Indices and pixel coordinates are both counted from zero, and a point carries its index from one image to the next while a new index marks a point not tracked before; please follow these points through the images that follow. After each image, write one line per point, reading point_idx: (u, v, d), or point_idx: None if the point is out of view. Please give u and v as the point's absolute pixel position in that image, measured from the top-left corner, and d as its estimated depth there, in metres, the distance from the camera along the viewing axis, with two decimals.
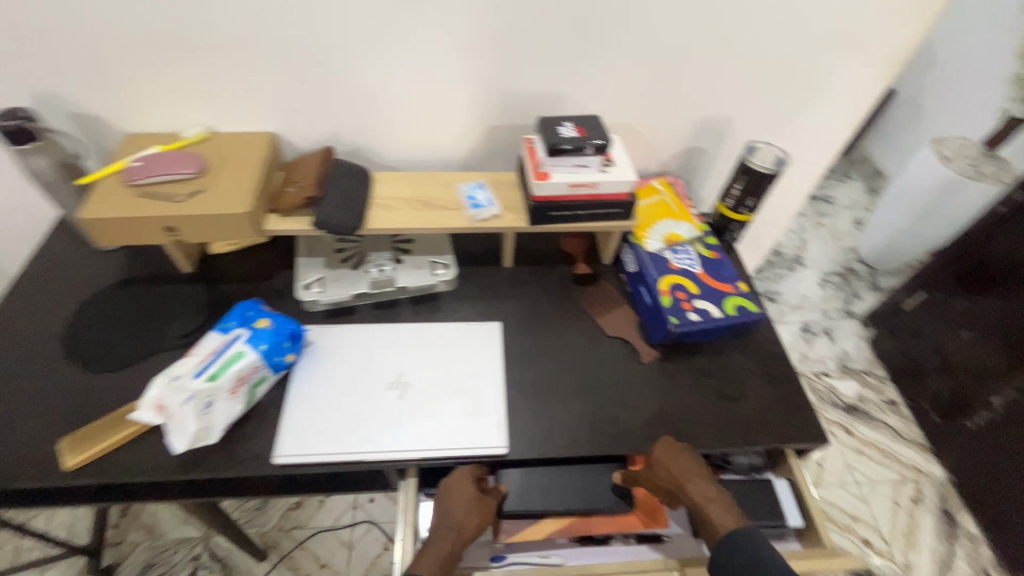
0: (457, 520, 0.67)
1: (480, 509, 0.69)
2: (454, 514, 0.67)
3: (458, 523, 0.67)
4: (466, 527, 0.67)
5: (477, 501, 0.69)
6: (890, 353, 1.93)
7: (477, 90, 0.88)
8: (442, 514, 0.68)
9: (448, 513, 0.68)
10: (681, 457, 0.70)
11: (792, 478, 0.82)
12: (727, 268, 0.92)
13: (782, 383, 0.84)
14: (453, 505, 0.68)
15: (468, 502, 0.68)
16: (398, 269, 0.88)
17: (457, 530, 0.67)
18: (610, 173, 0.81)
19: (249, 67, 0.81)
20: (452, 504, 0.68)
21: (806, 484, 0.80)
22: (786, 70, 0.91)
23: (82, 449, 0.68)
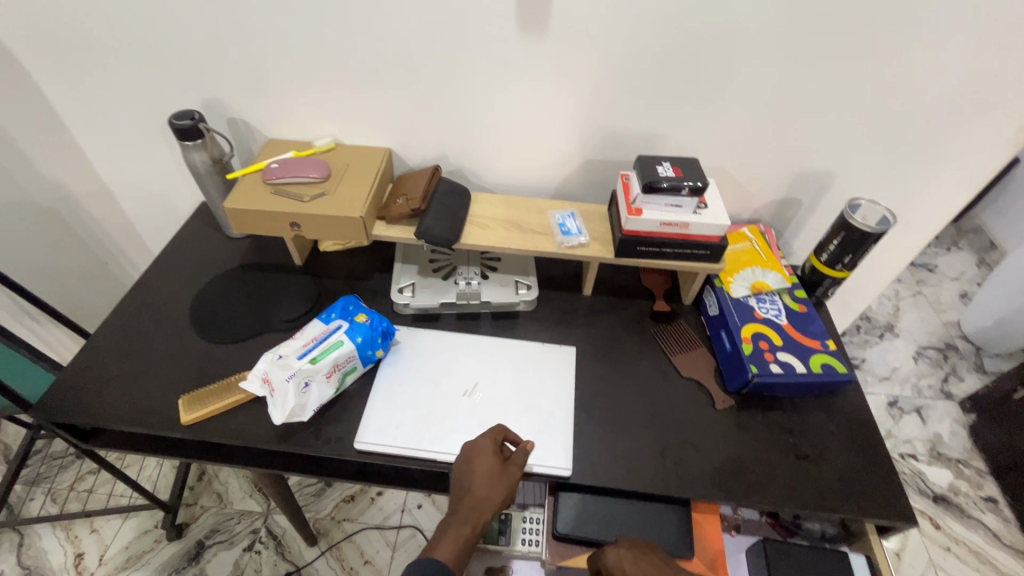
0: (479, 496, 0.68)
1: (501, 483, 0.68)
2: (474, 493, 0.68)
3: (479, 501, 0.68)
4: (488, 505, 0.68)
5: (496, 476, 0.69)
6: (992, 444, 1.73)
7: (580, 125, 0.93)
8: (463, 490, 0.69)
9: (469, 492, 0.68)
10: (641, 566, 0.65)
11: (872, 557, 0.76)
12: (816, 324, 0.89)
13: (868, 452, 0.79)
14: (472, 482, 0.68)
15: (488, 482, 0.68)
16: (484, 284, 0.93)
17: (479, 507, 0.68)
18: (703, 214, 0.82)
19: (380, 90, 0.91)
20: (471, 480, 0.69)
21: (887, 567, 0.74)
22: (900, 129, 0.88)
23: (196, 407, 0.77)
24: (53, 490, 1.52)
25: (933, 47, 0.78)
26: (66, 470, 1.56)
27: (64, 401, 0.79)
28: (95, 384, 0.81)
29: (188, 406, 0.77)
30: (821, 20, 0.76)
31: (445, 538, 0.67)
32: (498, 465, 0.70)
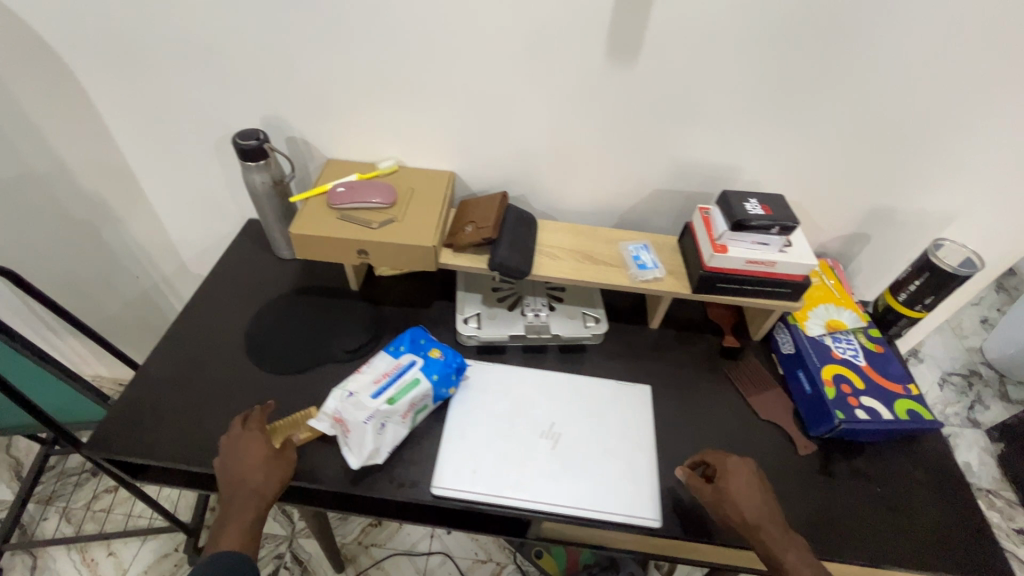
0: (259, 478, 0.67)
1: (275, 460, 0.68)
2: (241, 474, 0.67)
3: (255, 484, 0.66)
4: (269, 485, 0.67)
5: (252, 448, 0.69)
6: (1022, 475, 1.73)
7: (654, 154, 0.90)
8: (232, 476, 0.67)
9: (250, 477, 0.67)
10: (757, 491, 0.69)
11: None
12: (895, 366, 0.86)
13: (957, 504, 0.76)
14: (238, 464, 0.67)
15: (259, 461, 0.68)
16: (552, 316, 0.90)
17: (258, 489, 0.66)
18: (790, 253, 0.80)
19: (451, 113, 0.88)
20: (241, 464, 0.67)
21: None
22: (982, 169, 0.87)
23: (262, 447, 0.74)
24: (67, 509, 1.46)
25: None
26: (82, 488, 1.50)
27: (120, 437, 0.74)
28: (150, 418, 0.77)
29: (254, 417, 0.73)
30: (923, 58, 0.74)
31: (230, 527, 0.64)
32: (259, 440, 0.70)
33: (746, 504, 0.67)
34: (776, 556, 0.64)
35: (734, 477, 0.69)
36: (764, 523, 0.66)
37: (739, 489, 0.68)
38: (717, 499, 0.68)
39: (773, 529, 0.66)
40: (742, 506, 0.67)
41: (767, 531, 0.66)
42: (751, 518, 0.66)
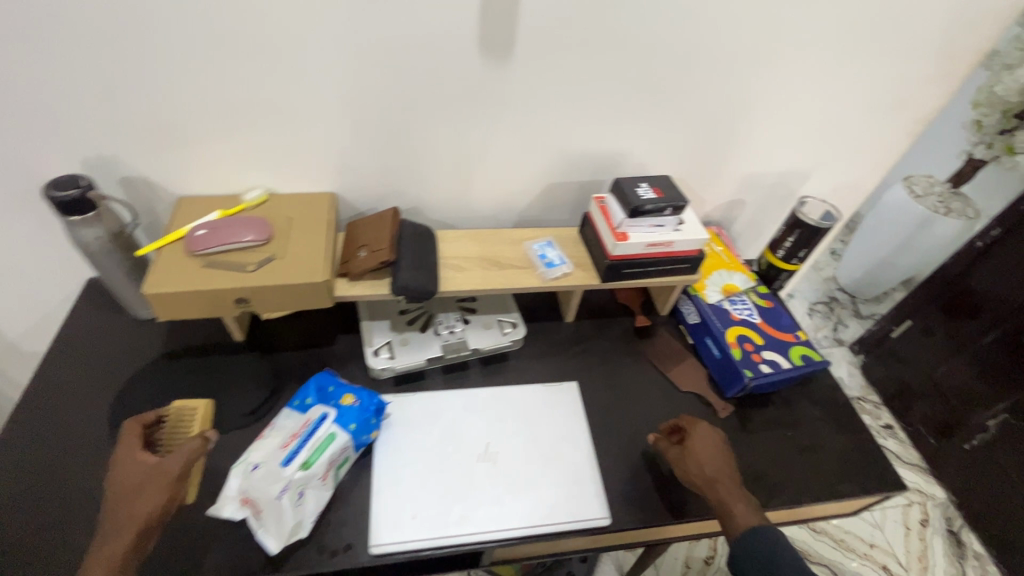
0: (164, 483, 0.60)
1: (160, 480, 0.61)
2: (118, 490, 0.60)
3: (151, 495, 0.59)
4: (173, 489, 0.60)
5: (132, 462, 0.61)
6: (881, 378, 2.02)
7: (543, 149, 0.88)
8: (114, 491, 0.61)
9: (150, 485, 0.60)
10: (719, 452, 0.74)
11: None
12: (784, 317, 0.94)
13: (852, 430, 0.86)
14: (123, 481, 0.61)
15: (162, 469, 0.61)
16: (467, 329, 0.86)
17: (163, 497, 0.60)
18: (684, 230, 0.83)
19: (320, 130, 0.78)
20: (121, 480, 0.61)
21: None
22: (826, 129, 0.96)
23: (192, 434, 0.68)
24: None
25: (859, 54, 0.84)
26: None
27: None
28: None
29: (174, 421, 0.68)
30: (770, 35, 0.79)
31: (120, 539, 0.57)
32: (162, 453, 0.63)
33: (706, 461, 0.72)
34: (725, 508, 0.68)
35: (699, 438, 0.75)
36: (721, 479, 0.71)
37: (702, 450, 0.73)
38: (680, 456, 0.74)
39: (727, 484, 0.70)
40: (703, 462, 0.72)
41: (722, 486, 0.70)
42: (708, 473, 0.71)
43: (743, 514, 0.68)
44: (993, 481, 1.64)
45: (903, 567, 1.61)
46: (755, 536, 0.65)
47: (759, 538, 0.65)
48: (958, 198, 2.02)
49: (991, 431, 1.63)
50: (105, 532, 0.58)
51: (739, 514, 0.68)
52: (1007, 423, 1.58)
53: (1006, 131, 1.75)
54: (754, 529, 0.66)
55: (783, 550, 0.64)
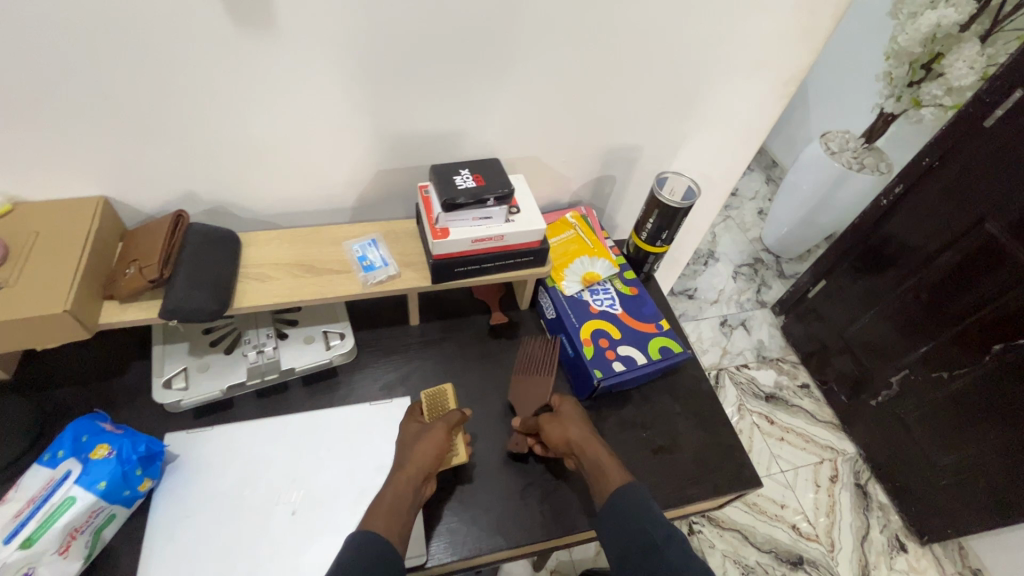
0: (408, 455, 0.66)
1: (432, 441, 0.66)
2: (414, 459, 0.65)
3: (417, 456, 0.65)
4: (422, 452, 0.65)
5: (432, 430, 0.67)
6: (799, 338, 2.03)
7: (361, 133, 0.76)
8: (398, 464, 0.66)
9: (404, 454, 0.66)
10: (580, 419, 0.72)
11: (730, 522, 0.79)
12: (648, 305, 0.87)
13: (713, 424, 0.80)
14: (407, 451, 0.66)
15: (418, 438, 0.67)
16: (283, 347, 0.75)
17: (404, 464, 0.65)
18: (516, 221, 0.73)
19: (57, 124, 0.64)
20: (418, 449, 0.66)
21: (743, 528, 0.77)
22: (688, 96, 0.87)
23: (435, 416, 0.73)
24: None
25: (707, 10, 0.75)
26: None
27: None
28: None
29: (413, 406, 0.73)
30: None
31: (378, 510, 0.61)
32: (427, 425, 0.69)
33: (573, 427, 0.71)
34: (596, 469, 0.67)
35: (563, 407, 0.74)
36: (589, 442, 0.69)
37: (563, 418, 0.72)
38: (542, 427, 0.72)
39: (591, 446, 0.69)
40: (570, 426, 0.70)
41: (592, 449, 0.69)
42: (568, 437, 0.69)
43: (613, 472, 0.67)
44: (896, 435, 1.67)
45: (811, 525, 1.64)
46: (624, 491, 0.65)
47: (626, 492, 0.64)
48: (871, 154, 2.00)
49: (894, 388, 1.64)
50: (391, 494, 0.62)
51: (609, 471, 0.67)
52: (908, 377, 1.58)
53: (915, 84, 1.67)
54: (625, 483, 0.66)
55: (649, 501, 0.64)
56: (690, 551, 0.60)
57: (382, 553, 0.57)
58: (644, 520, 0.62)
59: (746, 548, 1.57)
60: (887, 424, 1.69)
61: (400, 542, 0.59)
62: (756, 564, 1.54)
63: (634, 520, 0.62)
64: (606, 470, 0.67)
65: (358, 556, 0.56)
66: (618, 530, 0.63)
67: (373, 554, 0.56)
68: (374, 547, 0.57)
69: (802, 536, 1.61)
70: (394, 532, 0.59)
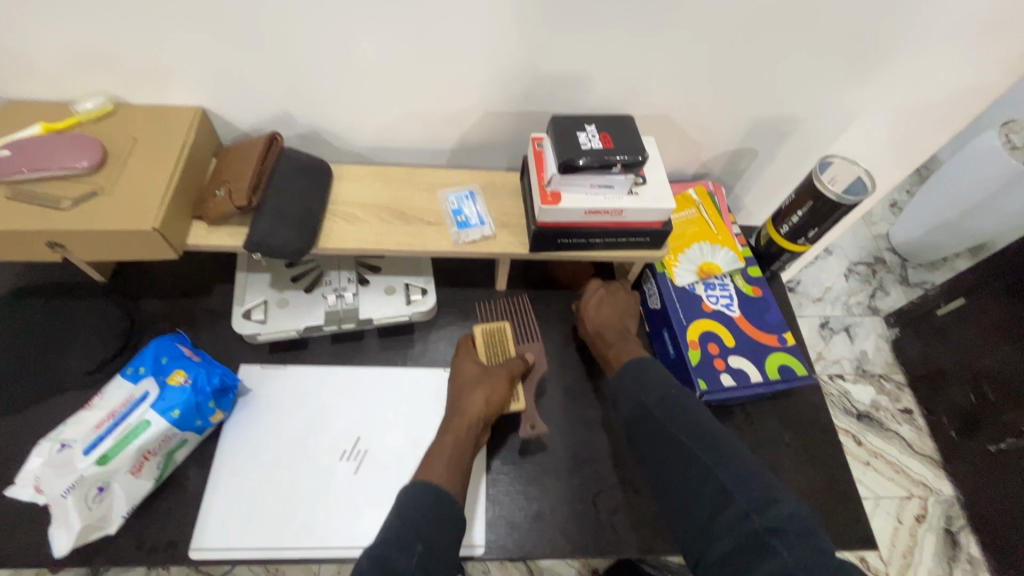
0: (468, 401, 0.61)
1: (494, 390, 0.62)
2: (474, 406, 0.61)
3: (480, 403, 0.61)
4: (485, 401, 0.61)
5: (495, 378, 0.63)
6: (912, 357, 1.76)
7: (474, 67, 0.65)
8: (455, 409, 0.61)
9: (463, 397, 0.62)
10: (608, 306, 0.73)
11: None
12: (772, 312, 0.73)
13: (826, 465, 0.68)
14: (464, 396, 0.61)
15: (479, 382, 0.63)
16: (362, 294, 0.70)
17: (464, 410, 0.61)
18: (640, 195, 0.62)
19: (157, 24, 0.58)
20: (476, 394, 0.62)
21: None
22: (884, 61, 0.68)
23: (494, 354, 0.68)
24: None
25: None
26: None
27: None
28: None
29: (467, 342, 0.68)
30: None
31: (436, 456, 0.58)
32: (486, 369, 0.64)
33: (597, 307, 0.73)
34: (607, 350, 0.69)
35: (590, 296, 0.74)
36: (593, 327, 0.71)
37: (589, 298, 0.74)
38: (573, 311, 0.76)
39: (602, 328, 0.71)
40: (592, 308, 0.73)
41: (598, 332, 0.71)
42: (594, 325, 0.71)
43: (615, 353, 0.68)
44: (1012, 491, 1.44)
45: (882, 562, 1.49)
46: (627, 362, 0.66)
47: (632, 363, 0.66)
48: None
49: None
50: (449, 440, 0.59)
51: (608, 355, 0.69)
52: None
53: None
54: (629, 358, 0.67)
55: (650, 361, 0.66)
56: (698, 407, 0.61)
57: (444, 507, 0.54)
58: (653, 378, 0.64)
59: None
60: (1004, 476, 1.46)
61: (461, 495, 0.56)
62: None
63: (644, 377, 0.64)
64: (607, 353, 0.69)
65: (422, 513, 0.53)
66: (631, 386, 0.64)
67: (437, 513, 0.53)
68: (438, 504, 0.53)
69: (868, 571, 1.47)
70: (455, 483, 0.56)
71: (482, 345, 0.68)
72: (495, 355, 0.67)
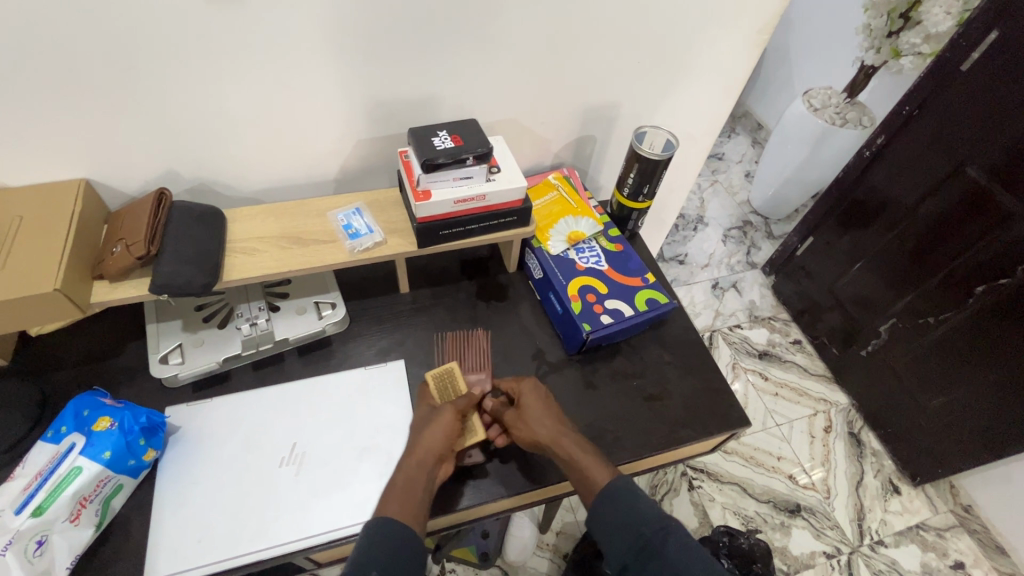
0: (420, 447, 0.65)
1: (438, 426, 0.66)
2: (421, 443, 0.65)
3: (427, 444, 0.65)
4: (432, 440, 0.65)
5: (443, 415, 0.66)
6: (790, 296, 2.04)
7: (337, 100, 0.76)
8: (410, 447, 0.66)
9: (415, 440, 0.65)
10: (553, 408, 0.71)
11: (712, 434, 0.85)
12: (633, 260, 0.88)
13: (700, 371, 0.82)
14: (415, 436, 0.66)
15: (429, 425, 0.66)
16: (275, 319, 0.76)
17: (415, 451, 0.64)
18: (497, 181, 0.74)
19: (28, 106, 0.63)
20: (426, 436, 0.65)
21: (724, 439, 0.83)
22: (664, 50, 0.87)
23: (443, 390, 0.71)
24: None
25: None
26: None
27: None
28: None
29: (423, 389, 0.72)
30: None
31: (391, 496, 0.61)
32: (433, 409, 0.68)
33: (539, 425, 0.69)
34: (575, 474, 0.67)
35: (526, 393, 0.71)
36: (561, 439, 0.68)
37: (526, 416, 0.69)
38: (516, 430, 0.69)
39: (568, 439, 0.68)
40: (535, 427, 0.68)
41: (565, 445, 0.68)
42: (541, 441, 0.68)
43: (597, 469, 0.67)
44: (885, 383, 1.69)
45: (807, 473, 1.67)
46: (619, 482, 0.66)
47: (622, 484, 0.66)
48: (854, 108, 1.98)
49: (883, 337, 1.66)
50: (398, 483, 0.62)
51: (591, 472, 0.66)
52: (897, 326, 1.60)
53: (893, 34, 1.66)
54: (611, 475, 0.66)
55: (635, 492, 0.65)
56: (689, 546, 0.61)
57: (395, 537, 0.58)
58: (636, 522, 0.63)
59: (744, 499, 1.59)
60: (876, 373, 1.71)
61: (415, 523, 0.60)
62: (755, 514, 1.57)
63: (629, 526, 0.63)
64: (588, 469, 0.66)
65: (369, 546, 0.57)
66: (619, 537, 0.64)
67: (382, 543, 0.57)
68: (382, 536, 0.58)
69: (798, 486, 1.64)
70: (408, 514, 0.60)
71: (436, 389, 0.70)
72: (449, 396, 0.70)
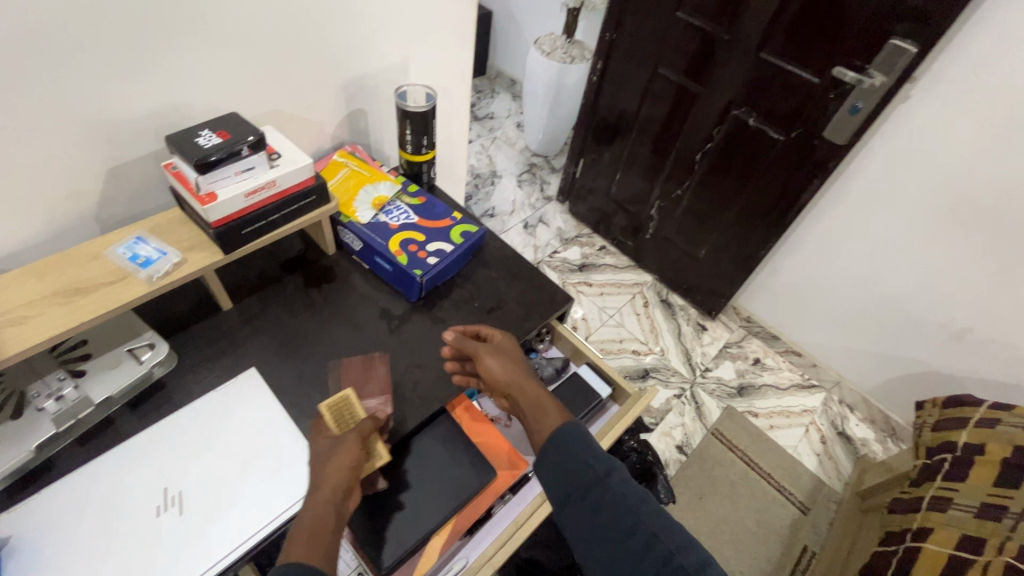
0: (330, 481, 0.62)
1: (348, 453, 0.64)
2: (329, 476, 0.62)
3: (335, 475, 0.62)
4: (343, 469, 0.63)
5: (347, 442, 0.65)
6: (584, 214, 2.37)
7: (65, 130, 0.68)
8: (313, 485, 0.62)
9: (321, 473, 0.62)
10: (521, 364, 0.75)
11: (590, 360, 0.97)
12: (438, 206, 0.97)
13: (523, 275, 0.96)
14: (322, 469, 0.62)
15: (337, 455, 0.64)
16: (86, 383, 0.68)
17: (323, 485, 0.61)
18: (281, 165, 0.76)
19: None
20: (333, 465, 0.63)
21: (599, 359, 0.96)
22: (396, 16, 0.94)
23: (343, 419, 0.69)
24: None
25: None
26: None
27: None
28: None
29: (317, 424, 0.69)
30: None
31: (298, 537, 0.57)
32: (337, 438, 0.66)
33: (506, 373, 0.73)
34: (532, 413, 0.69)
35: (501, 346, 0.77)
36: (529, 384, 0.72)
37: (495, 356, 0.74)
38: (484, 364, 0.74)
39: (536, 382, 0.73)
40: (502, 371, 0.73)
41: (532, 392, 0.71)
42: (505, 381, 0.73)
43: (552, 413, 0.68)
44: (669, 253, 2.09)
45: (644, 344, 2.02)
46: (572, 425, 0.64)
47: (577, 427, 0.65)
48: (575, 46, 2.32)
49: (655, 219, 2.04)
50: (304, 522, 0.58)
51: (549, 410, 0.68)
52: (661, 206, 1.98)
53: None
54: (563, 421, 0.66)
55: (587, 432, 0.64)
56: (632, 481, 0.59)
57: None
58: (587, 458, 0.61)
59: None
60: (661, 248, 2.11)
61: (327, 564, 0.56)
62: None
63: (580, 461, 0.61)
64: (548, 407, 0.68)
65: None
66: (562, 479, 0.61)
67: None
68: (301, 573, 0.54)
69: (641, 356, 1.98)
70: (318, 555, 0.56)
71: (332, 419, 0.69)
72: (346, 423, 0.69)
